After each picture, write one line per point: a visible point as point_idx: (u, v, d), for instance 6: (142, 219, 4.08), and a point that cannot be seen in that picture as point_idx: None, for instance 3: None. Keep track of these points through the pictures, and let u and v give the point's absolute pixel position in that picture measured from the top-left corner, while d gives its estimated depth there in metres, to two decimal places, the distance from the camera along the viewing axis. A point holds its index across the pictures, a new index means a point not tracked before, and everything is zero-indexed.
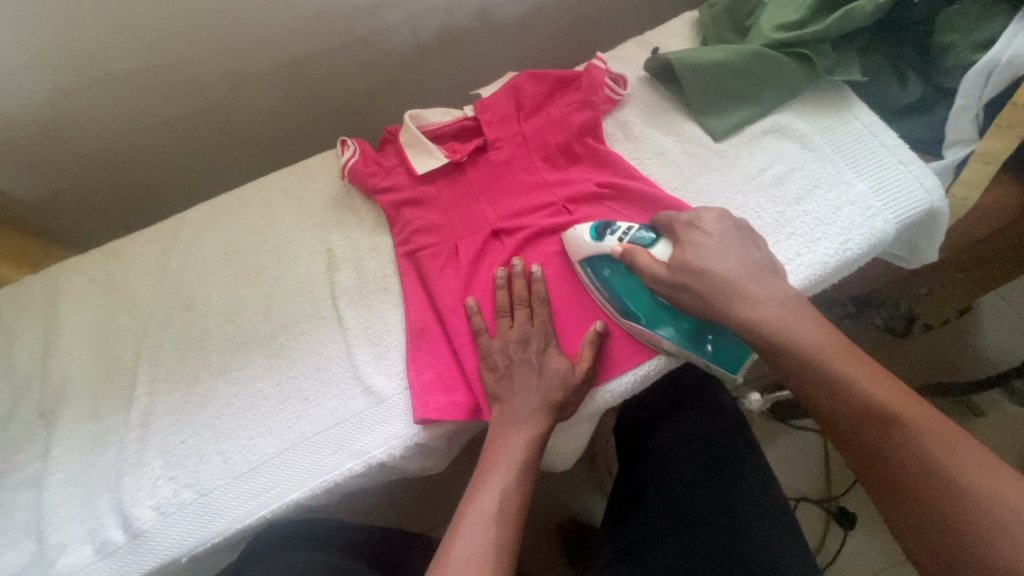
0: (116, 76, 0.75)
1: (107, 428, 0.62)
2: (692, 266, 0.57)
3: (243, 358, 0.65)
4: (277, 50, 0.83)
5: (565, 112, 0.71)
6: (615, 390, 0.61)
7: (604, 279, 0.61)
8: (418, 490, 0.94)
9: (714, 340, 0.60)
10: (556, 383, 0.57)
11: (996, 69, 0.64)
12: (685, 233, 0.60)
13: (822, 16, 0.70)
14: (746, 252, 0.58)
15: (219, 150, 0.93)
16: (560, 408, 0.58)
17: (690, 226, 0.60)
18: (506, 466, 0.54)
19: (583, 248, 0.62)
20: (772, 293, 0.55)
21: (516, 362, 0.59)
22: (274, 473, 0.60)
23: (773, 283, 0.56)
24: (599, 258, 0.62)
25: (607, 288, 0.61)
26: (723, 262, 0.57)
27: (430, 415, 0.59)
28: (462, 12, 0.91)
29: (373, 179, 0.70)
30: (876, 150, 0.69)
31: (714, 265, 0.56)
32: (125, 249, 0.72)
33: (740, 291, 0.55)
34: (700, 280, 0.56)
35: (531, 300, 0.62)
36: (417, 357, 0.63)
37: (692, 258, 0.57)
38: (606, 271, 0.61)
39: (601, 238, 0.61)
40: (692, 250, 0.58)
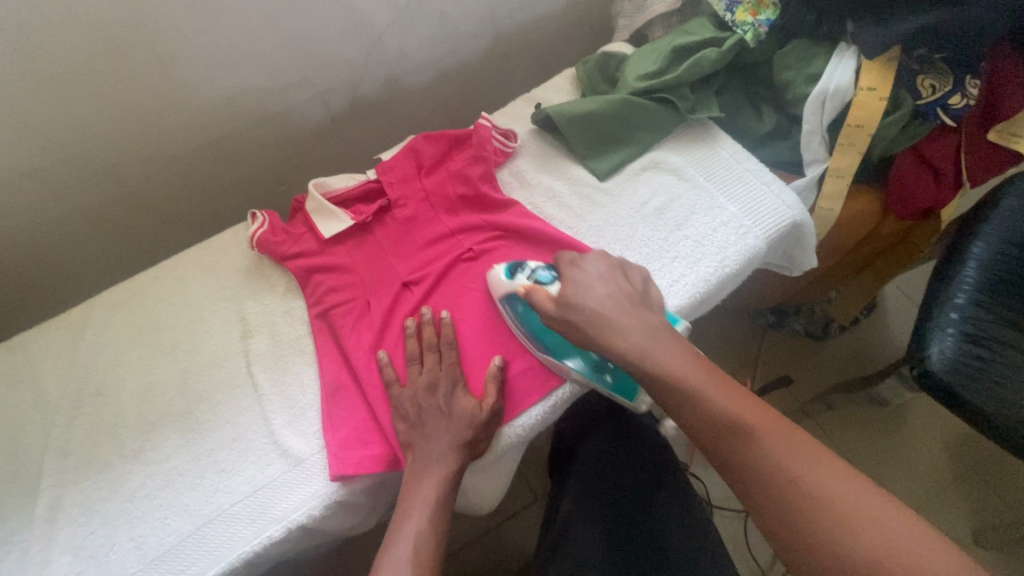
0: (21, 173, 0.77)
1: (8, 529, 0.60)
2: (575, 303, 0.61)
3: (158, 437, 0.65)
4: (185, 133, 0.86)
5: (461, 166, 0.76)
6: (525, 423, 0.64)
7: (519, 315, 0.65)
8: (365, 550, 0.92)
9: (610, 370, 0.65)
10: (465, 423, 0.60)
11: (827, 98, 0.75)
12: (571, 270, 0.65)
13: (676, 65, 0.79)
14: (619, 285, 0.63)
15: (139, 230, 0.94)
16: (472, 446, 0.60)
17: (573, 265, 0.65)
18: (421, 508, 0.56)
19: (499, 287, 0.66)
20: (637, 321, 0.58)
21: (426, 407, 0.61)
22: (190, 552, 0.59)
23: (640, 312, 0.59)
24: (512, 296, 0.66)
25: (523, 324, 0.65)
26: (595, 296, 0.61)
27: (347, 471, 0.60)
28: (369, 83, 0.98)
29: (282, 247, 0.73)
30: (742, 176, 0.77)
31: (590, 297, 0.61)
32: (33, 340, 0.71)
33: (607, 316, 0.59)
34: (582, 312, 0.60)
35: (440, 345, 0.65)
36: (334, 414, 0.64)
37: (575, 293, 0.61)
38: (519, 307, 0.66)
39: (513, 277, 0.66)
40: (573, 286, 0.62)
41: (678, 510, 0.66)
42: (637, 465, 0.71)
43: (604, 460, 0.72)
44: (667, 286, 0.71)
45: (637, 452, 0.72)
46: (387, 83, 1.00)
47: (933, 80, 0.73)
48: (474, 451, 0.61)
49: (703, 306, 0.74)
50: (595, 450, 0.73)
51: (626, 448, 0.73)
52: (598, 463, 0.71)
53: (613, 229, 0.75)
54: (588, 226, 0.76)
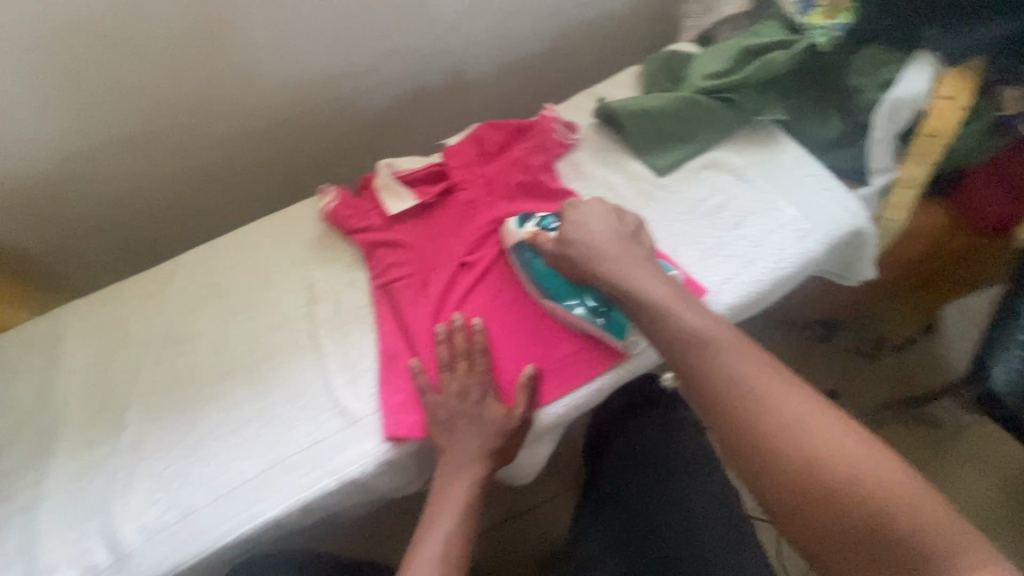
0: (122, 135, 0.85)
1: (98, 456, 0.66)
2: (572, 239, 0.66)
3: (229, 386, 0.70)
4: (264, 110, 0.92)
5: (522, 155, 0.79)
6: (557, 410, 0.68)
7: (527, 262, 0.71)
8: (401, 521, 0.96)
9: (605, 315, 0.68)
10: (498, 425, 0.63)
11: (899, 106, 0.74)
12: (572, 212, 0.68)
13: (742, 66, 0.79)
14: (617, 227, 0.67)
15: (215, 201, 1.01)
16: (517, 429, 0.64)
17: (573, 208, 0.69)
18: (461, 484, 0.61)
19: (509, 234, 0.72)
20: (635, 263, 0.63)
21: (461, 410, 0.64)
22: (253, 493, 0.64)
23: (629, 248, 0.65)
24: (520, 245, 0.72)
25: (529, 270, 0.71)
26: (593, 233, 0.66)
27: (399, 433, 0.64)
28: (437, 74, 1.02)
29: (350, 221, 0.77)
30: (804, 180, 0.77)
31: (587, 233, 0.66)
32: (123, 291, 0.78)
33: (599, 253, 0.64)
34: (577, 246, 0.65)
35: (472, 351, 0.67)
36: (389, 379, 0.68)
37: (574, 231, 0.66)
38: (527, 255, 0.71)
39: (522, 225, 0.72)
40: (573, 226, 0.67)
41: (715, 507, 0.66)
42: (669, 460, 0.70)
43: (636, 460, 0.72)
44: (719, 283, 0.72)
45: (668, 446, 0.72)
46: (453, 74, 1.03)
47: (1016, 92, 0.71)
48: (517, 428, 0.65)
49: (755, 307, 0.74)
50: (630, 446, 0.73)
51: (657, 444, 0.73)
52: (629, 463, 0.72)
53: (669, 224, 0.76)
54: (644, 219, 0.77)
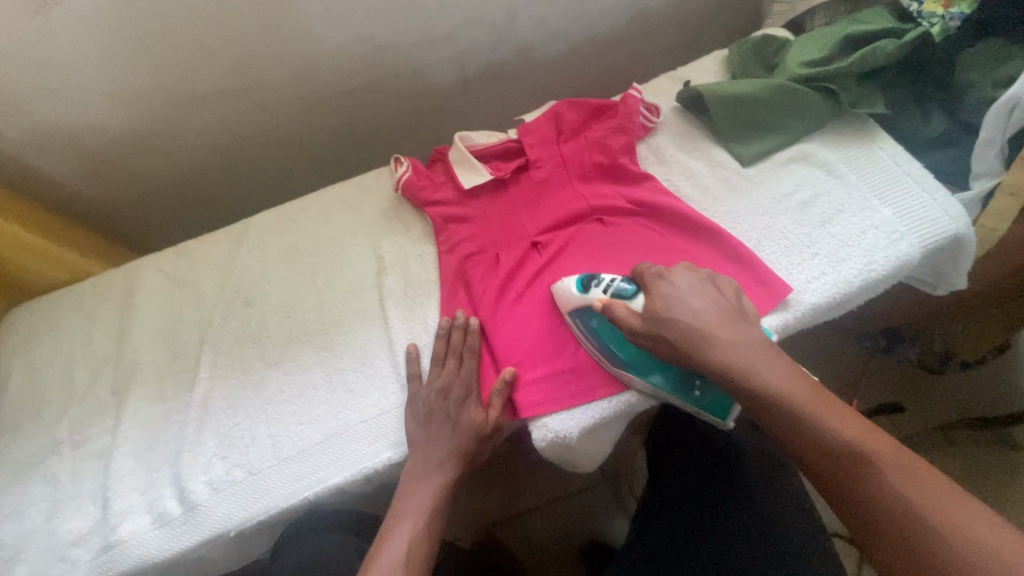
0: (200, 96, 0.86)
1: (169, 408, 0.68)
2: (663, 319, 0.56)
3: (296, 350, 0.71)
4: (336, 77, 0.91)
5: (602, 135, 0.76)
6: (557, 429, 0.62)
7: (592, 329, 0.63)
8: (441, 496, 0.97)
9: (702, 387, 0.60)
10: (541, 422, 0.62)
11: (1017, 108, 0.66)
12: (659, 283, 0.60)
13: (844, 55, 0.74)
14: (715, 298, 0.57)
15: (280, 165, 1.02)
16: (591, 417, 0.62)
17: (660, 277, 0.60)
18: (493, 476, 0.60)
19: (571, 300, 0.63)
20: (738, 338, 0.54)
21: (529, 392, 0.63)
22: (318, 458, 0.64)
23: (736, 328, 0.55)
24: (586, 309, 0.63)
25: (597, 338, 0.63)
26: (690, 310, 0.56)
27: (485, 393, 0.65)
28: (508, 48, 0.99)
29: (423, 192, 0.76)
30: (901, 179, 0.72)
31: (683, 312, 0.56)
32: (195, 248, 0.79)
33: (706, 331, 0.55)
34: (671, 329, 0.56)
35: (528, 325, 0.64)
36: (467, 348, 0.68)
37: (663, 308, 0.57)
38: (593, 321, 0.63)
39: (587, 290, 0.63)
40: (663, 300, 0.58)
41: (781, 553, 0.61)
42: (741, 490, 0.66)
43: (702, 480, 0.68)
44: (804, 281, 0.68)
45: (742, 466, 0.68)
46: (524, 49, 1.01)
47: None
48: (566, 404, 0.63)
49: (838, 309, 0.70)
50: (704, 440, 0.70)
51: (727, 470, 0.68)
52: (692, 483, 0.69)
53: (751, 216, 0.73)
54: (725, 210, 0.74)
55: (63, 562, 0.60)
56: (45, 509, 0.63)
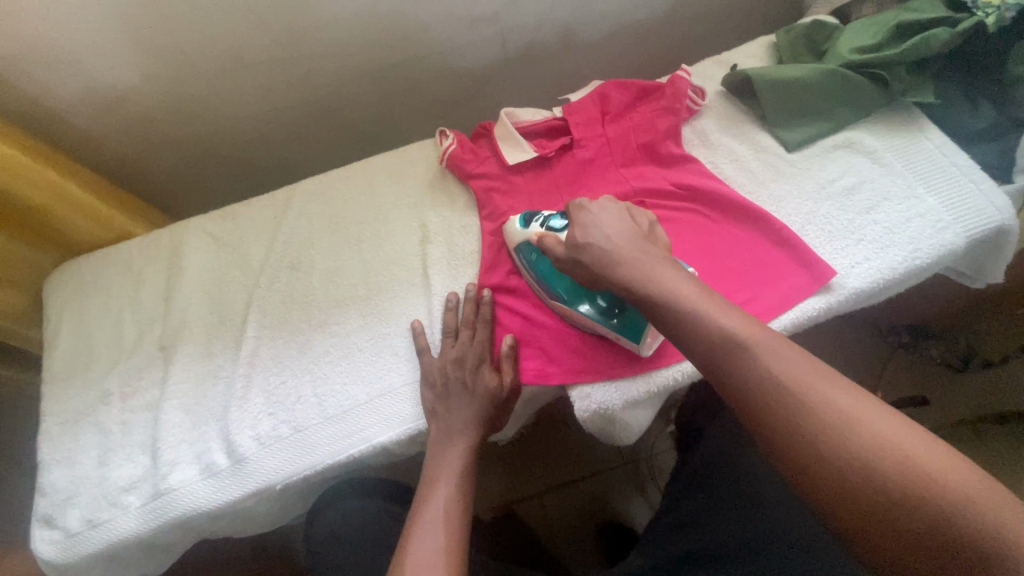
0: (247, 65, 0.87)
1: (217, 365, 0.69)
2: (583, 243, 0.58)
3: (341, 314, 0.72)
4: (382, 52, 0.92)
5: (648, 117, 0.77)
6: (598, 400, 0.63)
7: (533, 264, 0.66)
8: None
9: (618, 314, 0.62)
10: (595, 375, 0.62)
11: None
12: (580, 215, 0.61)
13: (896, 44, 0.74)
14: (633, 226, 0.59)
15: (319, 137, 1.04)
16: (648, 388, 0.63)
17: (581, 209, 0.61)
18: None
19: (514, 235, 0.68)
20: (675, 271, 0.53)
21: None
22: (364, 417, 0.65)
23: (645, 246, 0.56)
24: (526, 246, 0.67)
25: (535, 271, 0.66)
26: (608, 234, 0.58)
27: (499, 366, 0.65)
28: (552, 28, 0.99)
29: (468, 165, 0.77)
30: (948, 169, 0.72)
31: (598, 235, 0.58)
32: (241, 212, 0.80)
33: (617, 254, 0.56)
34: (589, 251, 0.58)
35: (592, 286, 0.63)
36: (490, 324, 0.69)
37: (583, 234, 0.58)
38: (533, 256, 0.67)
39: (527, 226, 0.67)
40: (582, 229, 0.59)
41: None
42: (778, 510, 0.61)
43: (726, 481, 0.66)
44: (848, 266, 0.69)
45: None
46: (568, 30, 1.01)
47: None
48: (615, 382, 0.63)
49: (879, 296, 0.71)
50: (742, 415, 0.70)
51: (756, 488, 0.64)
52: (722, 510, 0.63)
53: (795, 201, 0.74)
54: (769, 194, 0.75)
55: (115, 507, 0.62)
56: (97, 456, 0.65)
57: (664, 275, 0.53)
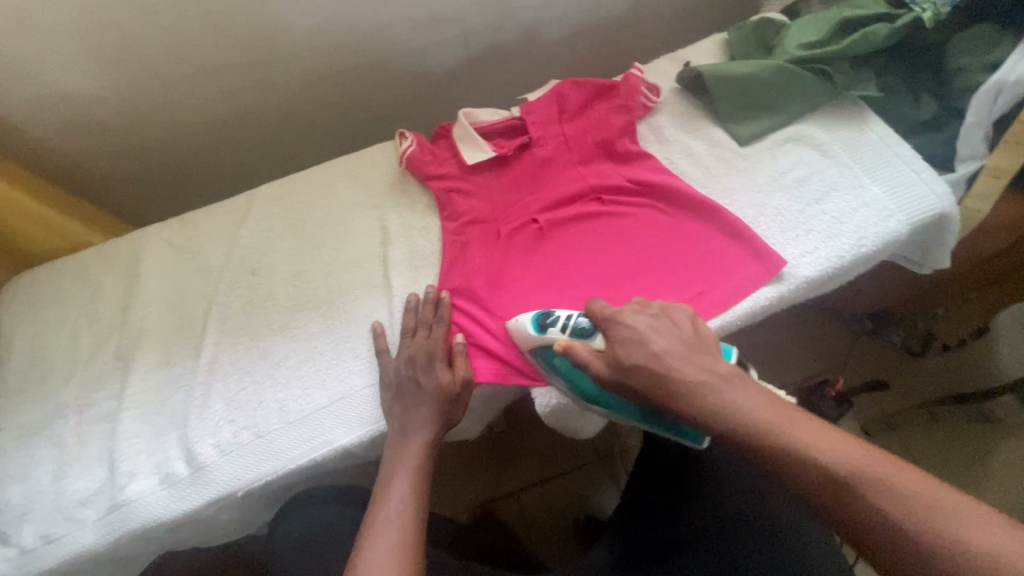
0: (204, 69, 0.86)
1: (176, 373, 0.68)
2: (627, 363, 0.54)
3: (302, 318, 0.71)
4: (343, 55, 0.92)
5: (604, 115, 0.78)
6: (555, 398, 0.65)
7: (555, 367, 0.62)
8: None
9: (672, 422, 0.58)
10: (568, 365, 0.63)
11: (1004, 88, 0.70)
12: (614, 327, 0.56)
13: (840, 39, 0.77)
14: (672, 332, 0.55)
15: (283, 141, 1.03)
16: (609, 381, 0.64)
17: (613, 321, 0.56)
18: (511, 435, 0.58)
19: (530, 339, 0.62)
20: (726, 373, 0.51)
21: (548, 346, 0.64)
22: (325, 421, 0.65)
23: (698, 358, 0.52)
24: (546, 350, 0.62)
25: (560, 374, 0.61)
26: (651, 350, 0.53)
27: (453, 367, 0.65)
28: (513, 29, 1.00)
29: (427, 166, 0.78)
30: (891, 159, 0.75)
31: (643, 354, 0.53)
32: (200, 218, 0.79)
33: (667, 371, 0.52)
34: (638, 375, 0.53)
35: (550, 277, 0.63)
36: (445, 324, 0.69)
37: (626, 354, 0.54)
38: (555, 360, 0.61)
39: (544, 330, 0.61)
40: (622, 346, 0.54)
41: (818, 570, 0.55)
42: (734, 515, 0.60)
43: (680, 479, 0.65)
44: (798, 256, 0.71)
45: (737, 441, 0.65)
46: (529, 31, 1.02)
47: None
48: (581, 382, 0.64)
49: (829, 284, 0.73)
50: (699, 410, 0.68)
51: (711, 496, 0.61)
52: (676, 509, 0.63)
53: (747, 193, 0.75)
54: (722, 187, 0.76)
55: (71, 521, 0.61)
56: (53, 470, 0.64)
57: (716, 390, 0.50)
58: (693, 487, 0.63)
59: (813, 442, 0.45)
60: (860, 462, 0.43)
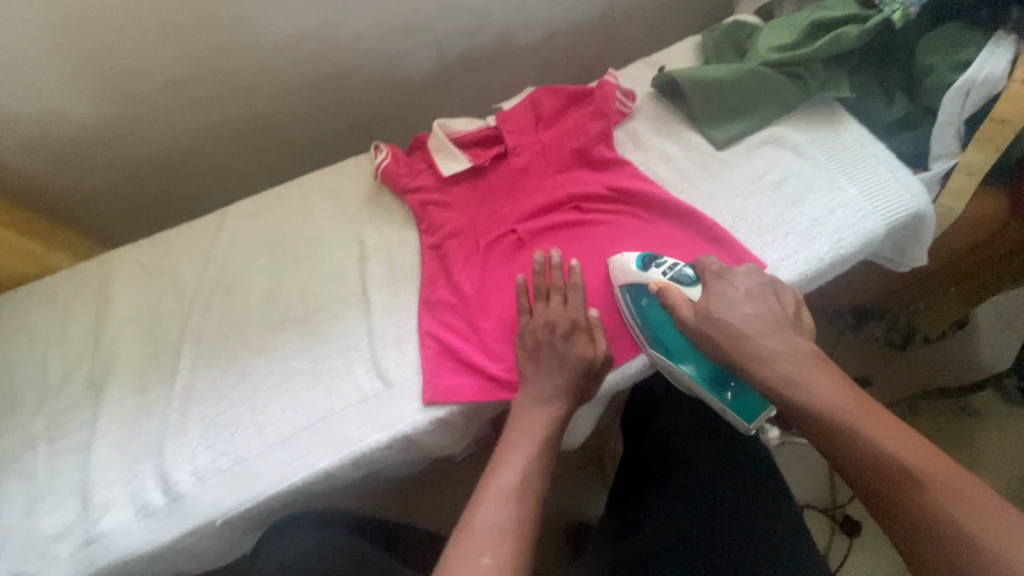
0: (172, 83, 0.84)
1: (151, 400, 0.67)
2: (715, 317, 0.59)
3: (280, 338, 0.70)
4: (315, 65, 0.91)
5: (580, 122, 0.78)
6: None
7: (642, 308, 0.67)
8: (445, 490, 0.99)
9: (734, 389, 0.65)
10: (578, 373, 0.61)
11: (974, 87, 0.71)
12: (719, 281, 0.63)
13: (811, 40, 0.77)
14: (769, 304, 0.60)
15: (257, 154, 1.01)
16: (590, 395, 0.64)
17: (721, 277, 0.63)
18: (527, 444, 0.58)
19: (627, 275, 0.67)
20: (780, 347, 0.56)
21: (541, 353, 0.63)
22: (306, 443, 0.64)
23: (782, 333, 0.57)
24: (639, 288, 0.67)
25: (643, 317, 0.67)
26: (743, 314, 0.59)
27: (436, 394, 0.64)
28: (487, 35, 0.99)
29: (403, 179, 0.77)
30: (867, 159, 0.75)
31: (735, 313, 0.59)
32: (172, 237, 0.77)
33: (749, 339, 0.57)
34: (721, 329, 0.59)
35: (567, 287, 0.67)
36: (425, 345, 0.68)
37: (717, 307, 0.60)
38: (643, 301, 0.67)
39: (646, 269, 0.66)
40: (718, 299, 0.61)
41: (796, 546, 0.62)
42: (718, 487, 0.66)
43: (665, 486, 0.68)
44: (778, 259, 0.71)
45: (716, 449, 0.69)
46: (503, 36, 1.01)
47: None
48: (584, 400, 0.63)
49: (810, 286, 0.73)
50: (679, 421, 0.73)
51: (696, 475, 0.67)
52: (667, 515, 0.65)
53: (725, 197, 0.75)
54: (700, 192, 0.76)
55: (44, 558, 0.59)
56: (24, 505, 0.62)
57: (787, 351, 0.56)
58: (681, 479, 0.67)
59: (867, 425, 0.48)
60: (912, 453, 0.46)
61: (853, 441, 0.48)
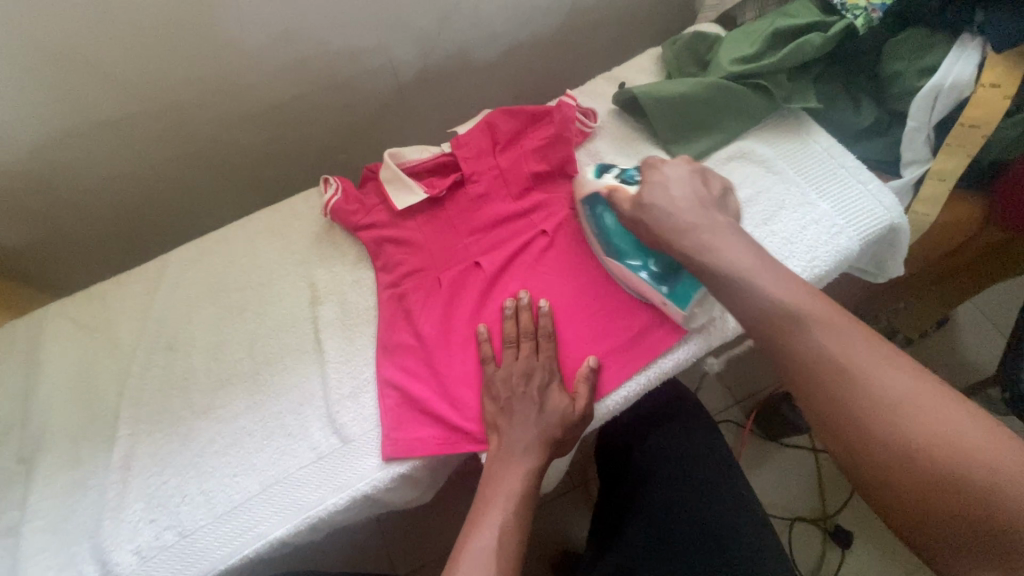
0: (102, 124, 0.79)
1: (87, 472, 0.62)
2: (647, 203, 0.58)
3: (227, 395, 0.65)
4: (259, 94, 0.86)
5: (539, 144, 0.74)
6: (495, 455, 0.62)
7: (598, 217, 0.66)
8: (422, 529, 0.95)
9: (671, 282, 0.61)
10: (555, 421, 0.59)
11: (941, 93, 0.69)
12: (654, 171, 0.61)
13: (774, 50, 0.74)
14: (699, 191, 0.59)
15: (205, 189, 0.96)
16: (558, 443, 0.60)
17: (655, 168, 0.61)
18: (504, 499, 0.56)
19: (582, 186, 0.66)
20: (723, 228, 0.55)
21: (511, 400, 0.60)
22: (257, 511, 0.59)
23: (710, 211, 0.56)
24: (594, 199, 0.66)
25: (600, 227, 0.66)
26: (678, 198, 0.58)
27: (397, 450, 0.60)
28: (441, 54, 0.95)
29: (354, 216, 0.72)
30: (837, 172, 0.72)
31: (667, 196, 0.58)
32: (108, 290, 0.72)
33: (678, 218, 0.56)
34: (651, 214, 0.58)
35: (537, 333, 0.64)
36: (385, 396, 0.63)
37: (657, 195, 0.58)
38: (599, 211, 0.66)
39: (600, 177, 0.65)
40: (651, 187, 0.59)
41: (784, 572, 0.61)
42: (688, 500, 0.66)
43: (651, 523, 0.65)
44: None
45: (698, 479, 0.67)
46: (459, 54, 0.97)
47: None
48: (558, 448, 0.60)
49: None
50: (660, 448, 0.71)
51: (666, 497, 0.67)
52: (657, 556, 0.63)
53: None
54: None
55: None
56: None
57: (706, 224, 0.55)
58: (666, 513, 0.65)
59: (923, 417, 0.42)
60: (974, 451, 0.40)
61: (905, 436, 0.42)
